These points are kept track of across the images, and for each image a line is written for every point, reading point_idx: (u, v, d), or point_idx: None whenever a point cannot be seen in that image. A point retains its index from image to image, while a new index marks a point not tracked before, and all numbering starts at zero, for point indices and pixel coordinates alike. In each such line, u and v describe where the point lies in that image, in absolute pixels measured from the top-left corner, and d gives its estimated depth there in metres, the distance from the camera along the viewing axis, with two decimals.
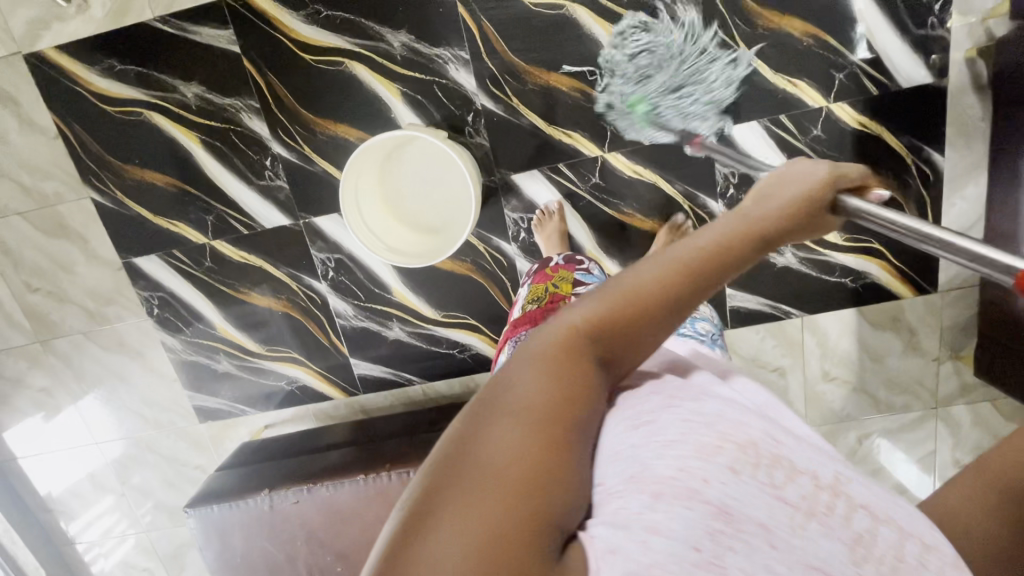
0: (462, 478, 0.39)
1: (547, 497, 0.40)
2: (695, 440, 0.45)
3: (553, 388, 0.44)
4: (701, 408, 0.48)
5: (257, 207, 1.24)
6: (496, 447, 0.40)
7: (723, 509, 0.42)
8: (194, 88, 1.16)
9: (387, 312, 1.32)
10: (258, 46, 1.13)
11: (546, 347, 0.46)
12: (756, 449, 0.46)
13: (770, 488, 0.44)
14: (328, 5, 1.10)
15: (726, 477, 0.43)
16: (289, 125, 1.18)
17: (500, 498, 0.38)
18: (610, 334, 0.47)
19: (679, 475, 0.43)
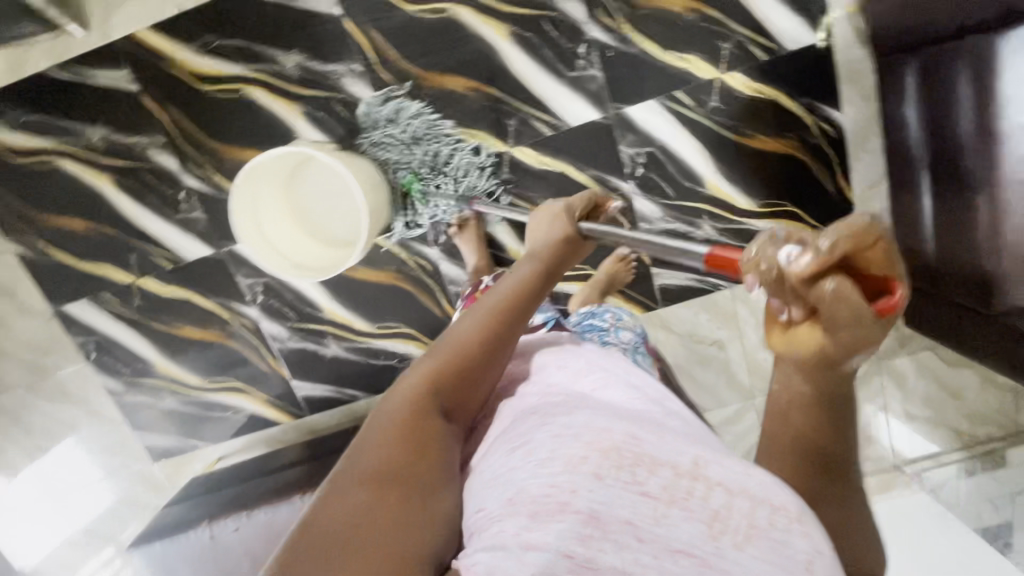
0: (325, 535, 0.48)
1: (403, 528, 0.49)
2: (563, 454, 0.50)
3: (394, 447, 0.54)
4: (568, 423, 0.53)
5: (178, 240, 1.25)
6: (348, 506, 0.50)
7: (591, 513, 0.46)
8: (100, 130, 1.18)
9: (320, 330, 1.33)
10: (155, 82, 1.14)
11: (392, 416, 0.57)
12: (618, 452, 0.49)
13: (635, 486, 0.47)
14: (218, 34, 1.11)
15: (591, 482, 0.47)
16: (197, 156, 1.19)
17: (358, 540, 0.47)
18: (441, 389, 0.60)
19: (549, 492, 0.48)
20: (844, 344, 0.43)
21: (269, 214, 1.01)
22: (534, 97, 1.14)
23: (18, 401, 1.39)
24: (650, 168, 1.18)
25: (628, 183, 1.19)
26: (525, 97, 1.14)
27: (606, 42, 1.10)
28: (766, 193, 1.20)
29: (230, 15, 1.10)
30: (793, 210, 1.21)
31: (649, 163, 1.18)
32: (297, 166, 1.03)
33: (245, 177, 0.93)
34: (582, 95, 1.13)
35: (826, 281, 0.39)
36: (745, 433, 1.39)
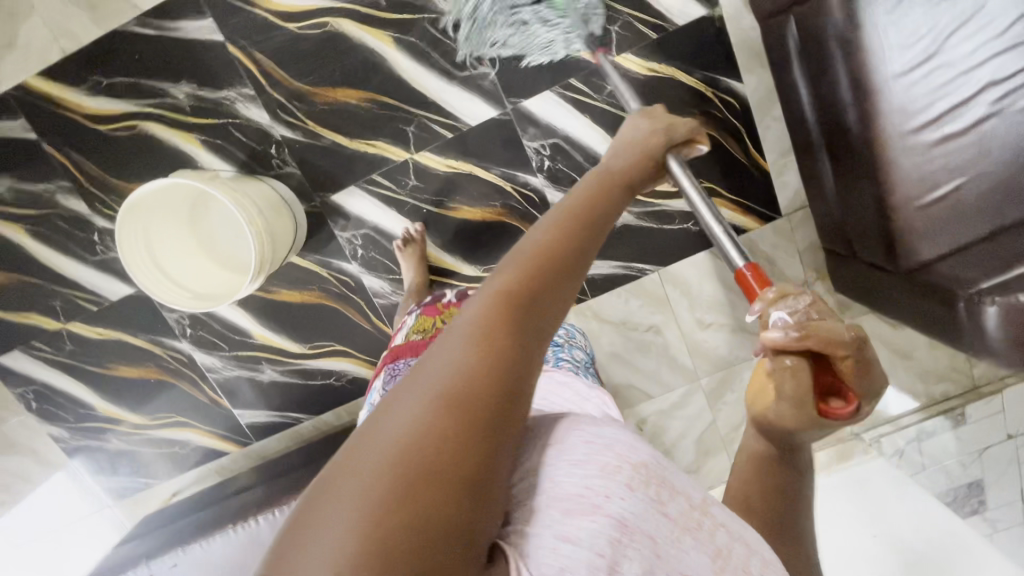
0: (389, 463, 0.32)
1: (483, 495, 0.35)
2: (601, 458, 0.43)
3: (486, 353, 0.38)
4: (601, 431, 0.46)
5: (98, 282, 1.25)
6: (417, 424, 0.34)
7: (622, 520, 0.40)
8: (5, 181, 1.18)
9: (254, 356, 1.32)
10: (50, 128, 1.14)
11: (472, 316, 0.40)
12: (647, 467, 0.44)
13: (659, 505, 0.43)
14: (106, 73, 1.11)
15: (625, 493, 0.41)
16: (104, 196, 1.19)
17: (429, 485, 0.32)
18: (530, 297, 0.43)
19: (583, 493, 0.41)
20: (786, 416, 0.53)
21: (169, 248, 1.02)
22: (429, 101, 1.13)
23: None
24: (556, 158, 1.16)
25: (536, 177, 1.18)
26: (420, 102, 1.13)
27: None
28: None
29: (116, 53, 1.10)
30: (707, 185, 1.19)
31: (555, 154, 1.16)
32: (198, 199, 1.04)
33: (130, 210, 0.91)
34: (477, 94, 1.12)
35: (786, 357, 0.51)
36: (696, 417, 1.36)
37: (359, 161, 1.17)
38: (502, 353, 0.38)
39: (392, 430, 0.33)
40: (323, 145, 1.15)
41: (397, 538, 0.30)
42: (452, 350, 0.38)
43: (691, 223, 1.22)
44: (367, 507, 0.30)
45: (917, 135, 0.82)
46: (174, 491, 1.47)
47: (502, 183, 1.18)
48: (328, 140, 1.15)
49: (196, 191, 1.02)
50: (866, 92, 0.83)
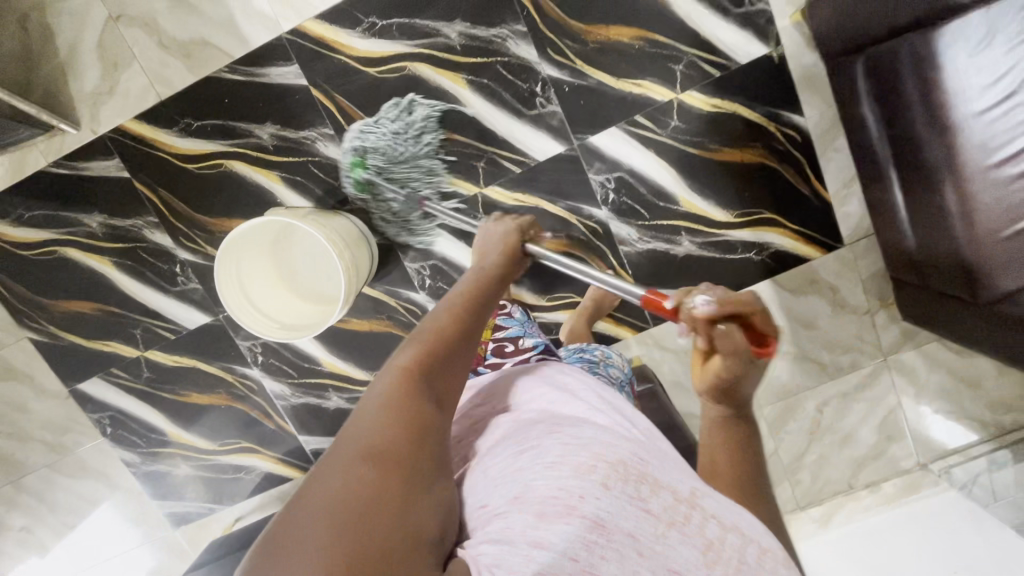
0: (321, 529, 0.38)
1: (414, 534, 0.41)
2: (574, 460, 0.48)
3: (386, 416, 0.46)
4: (577, 432, 0.52)
5: (178, 312, 1.30)
6: (340, 491, 0.40)
7: (597, 519, 0.45)
8: (97, 217, 1.25)
9: (322, 383, 1.35)
10: (144, 167, 1.21)
11: (377, 396, 0.48)
12: (624, 467, 0.49)
13: (639, 501, 0.47)
14: (197, 116, 1.18)
15: (600, 491, 0.46)
16: (188, 230, 1.25)
17: (359, 531, 0.39)
18: (427, 367, 0.51)
19: (557, 494, 0.46)
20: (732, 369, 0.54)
21: (252, 280, 1.05)
22: (499, 137, 1.18)
23: (42, 482, 1.44)
24: (621, 192, 1.20)
25: (601, 210, 1.21)
26: (492, 139, 1.18)
27: (560, 78, 1.14)
28: (741, 203, 1.20)
29: (208, 97, 1.17)
30: (769, 216, 1.21)
31: (620, 188, 1.20)
32: (278, 231, 1.08)
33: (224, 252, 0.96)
34: (545, 131, 1.17)
35: (718, 324, 0.53)
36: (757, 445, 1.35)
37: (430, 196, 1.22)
38: (394, 422, 0.45)
39: (312, 503, 0.40)
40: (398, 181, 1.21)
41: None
42: (355, 431, 0.45)
43: (754, 252, 1.23)
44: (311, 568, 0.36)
45: (999, 170, 0.83)
46: (236, 518, 1.48)
47: (568, 216, 1.22)
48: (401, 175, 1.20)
49: (280, 226, 1.06)
50: (946, 128, 0.84)
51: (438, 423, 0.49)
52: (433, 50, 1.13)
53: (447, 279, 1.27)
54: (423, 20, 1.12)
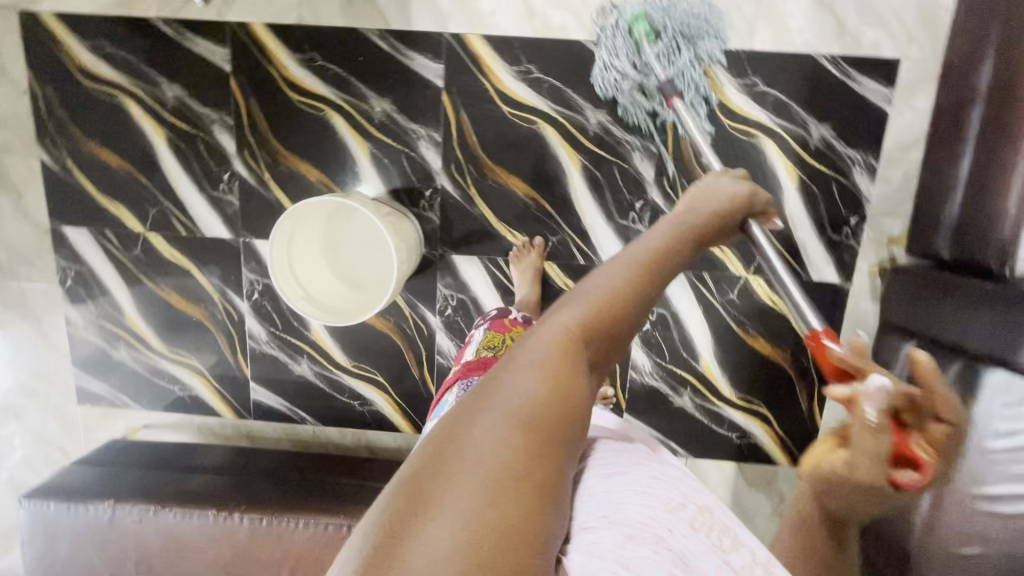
0: (453, 462, 0.46)
1: (538, 495, 0.46)
2: (665, 500, 0.59)
3: (547, 388, 0.50)
4: (663, 470, 0.64)
5: (203, 214, 1.26)
6: (486, 451, 0.46)
7: (681, 555, 0.53)
8: (176, 90, 1.19)
9: (300, 347, 1.33)
10: (247, 71, 1.17)
11: (544, 353, 0.52)
12: (709, 514, 0.60)
13: (721, 551, 0.57)
14: (324, 56, 1.16)
15: (687, 530, 0.56)
16: (257, 149, 1.21)
17: (504, 499, 0.44)
18: (593, 336, 0.54)
19: (646, 521, 0.55)
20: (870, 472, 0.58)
21: (301, 261, 1.07)
22: (580, 225, 1.21)
23: None
24: (656, 327, 1.25)
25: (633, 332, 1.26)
26: (573, 223, 1.21)
27: (661, 207, 1.18)
28: (748, 390, 1.27)
29: (344, 45, 1.15)
30: (764, 411, 1.28)
31: (657, 323, 1.26)
32: (335, 209, 1.07)
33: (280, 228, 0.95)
34: (622, 242, 1.21)
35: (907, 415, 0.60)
36: None
37: (493, 240, 1.23)
38: (542, 387, 0.50)
39: (454, 434, 0.47)
40: (472, 213, 1.22)
41: (471, 513, 0.43)
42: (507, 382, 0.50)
43: (736, 434, 1.31)
44: (440, 488, 0.44)
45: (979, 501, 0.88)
46: (147, 425, 1.42)
47: None
48: (478, 210, 1.21)
49: (336, 206, 1.06)
50: None
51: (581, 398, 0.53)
52: (567, 122, 1.15)
53: (466, 319, 1.28)
54: (572, 92, 1.14)
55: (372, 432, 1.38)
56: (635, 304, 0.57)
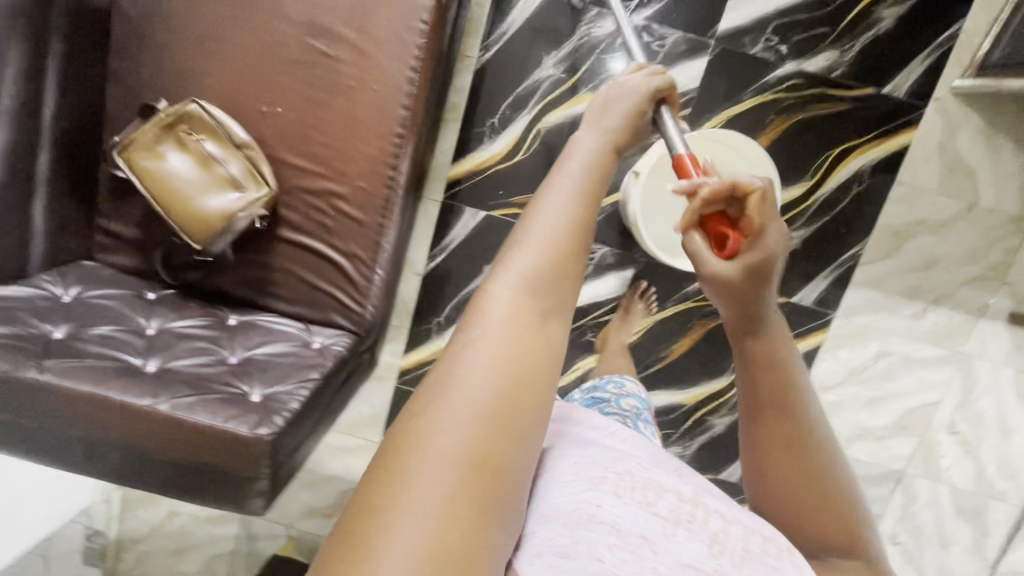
0: (356, 524, 0.29)
1: (484, 486, 0.31)
2: (580, 471, 0.42)
3: (492, 375, 0.33)
4: (580, 446, 0.45)
5: (753, 4, 1.08)
6: (423, 494, 0.29)
7: (618, 526, 0.38)
8: (886, 23, 1.08)
9: (571, 72, 1.13)
10: (871, 111, 1.11)
11: (495, 327, 0.35)
12: (630, 474, 0.42)
13: (641, 500, 0.40)
14: (859, 197, 1.14)
15: (613, 499, 0.39)
16: (797, 94, 1.11)
17: (447, 529, 0.29)
18: (546, 281, 0.37)
19: (578, 502, 0.39)
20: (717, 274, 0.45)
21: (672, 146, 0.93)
22: None
23: None
24: None
25: None
26: None
27: None
28: None
29: (861, 220, 1.15)
30: None
31: None
32: None
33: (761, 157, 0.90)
34: None
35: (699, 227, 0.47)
36: None
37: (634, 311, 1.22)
38: (453, 377, 0.33)
39: (423, 469, 0.30)
40: (666, 298, 1.20)
41: None
42: (481, 360, 0.34)
43: None
44: (427, 537, 0.28)
45: None
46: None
47: None
48: (668, 303, 1.21)
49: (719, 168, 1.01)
50: None
51: (542, 349, 0.36)
52: (722, 397, 1.25)
53: None
54: None
55: (454, 129, 1.17)
56: (567, 250, 0.38)
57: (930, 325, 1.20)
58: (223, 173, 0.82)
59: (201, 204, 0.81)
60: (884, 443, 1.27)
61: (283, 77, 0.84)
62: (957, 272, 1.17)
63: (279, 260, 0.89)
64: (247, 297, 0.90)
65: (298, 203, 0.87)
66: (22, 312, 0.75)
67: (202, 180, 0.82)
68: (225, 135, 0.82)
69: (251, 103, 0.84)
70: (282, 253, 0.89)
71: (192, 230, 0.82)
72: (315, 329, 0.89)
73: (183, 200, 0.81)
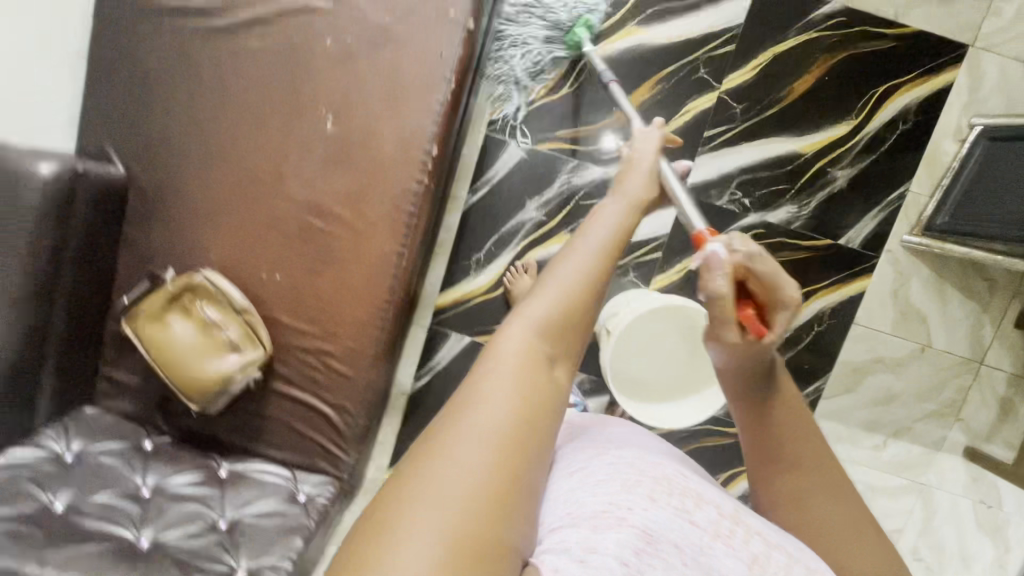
0: (392, 504, 0.38)
1: (509, 490, 0.39)
2: (618, 479, 0.47)
3: (515, 408, 0.42)
4: (621, 455, 0.51)
5: (717, 163, 1.19)
6: (461, 492, 0.38)
7: (646, 531, 0.42)
8: (839, 182, 1.18)
9: (552, 215, 1.22)
10: (828, 258, 1.20)
11: (519, 365, 0.44)
12: (667, 482, 0.48)
13: (684, 512, 0.45)
14: (821, 335, 1.22)
15: (646, 503, 0.44)
16: (760, 241, 1.20)
17: (471, 520, 0.37)
18: (559, 334, 0.47)
19: (605, 506, 0.44)
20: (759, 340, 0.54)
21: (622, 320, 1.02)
22: None
23: None
24: None
25: None
26: None
27: None
28: None
29: (823, 357, 1.23)
30: None
31: None
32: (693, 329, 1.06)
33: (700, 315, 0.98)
34: None
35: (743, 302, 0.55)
36: None
37: None
38: (480, 403, 0.42)
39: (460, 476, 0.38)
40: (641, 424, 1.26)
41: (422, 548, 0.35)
42: (496, 396, 0.42)
43: None
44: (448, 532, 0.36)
45: None
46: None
47: None
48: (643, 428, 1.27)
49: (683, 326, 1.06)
50: None
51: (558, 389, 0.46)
52: None
53: None
54: None
55: (443, 261, 1.25)
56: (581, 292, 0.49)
57: (889, 455, 1.28)
58: (221, 337, 0.90)
59: (199, 368, 0.89)
60: None
61: (281, 250, 0.91)
62: (914, 407, 1.25)
63: (270, 411, 0.95)
64: (238, 443, 0.96)
65: (291, 360, 0.94)
66: (26, 482, 0.82)
67: (202, 344, 0.90)
68: (225, 300, 0.89)
69: (251, 272, 0.91)
70: (274, 405, 0.95)
71: (188, 391, 0.90)
72: (302, 477, 0.95)
73: (184, 364, 0.89)
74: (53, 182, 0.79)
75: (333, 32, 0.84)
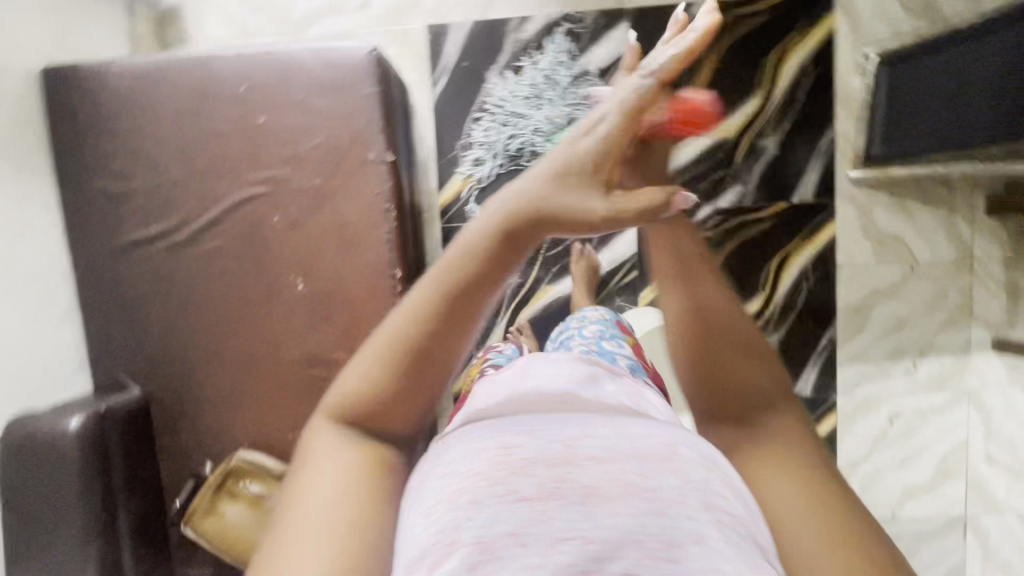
0: None
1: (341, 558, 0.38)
2: (447, 492, 0.37)
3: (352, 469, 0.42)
4: (449, 455, 0.40)
5: None
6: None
7: (481, 540, 0.33)
8: (771, 148, 1.23)
9: (527, 275, 1.27)
10: (791, 218, 1.25)
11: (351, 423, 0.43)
12: (484, 469, 0.37)
13: (507, 494, 0.36)
14: (813, 289, 1.25)
15: (472, 508, 0.35)
16: (722, 226, 1.25)
17: None
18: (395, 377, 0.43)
19: (438, 535, 0.34)
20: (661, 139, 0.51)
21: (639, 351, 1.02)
22: None
23: None
24: None
25: None
26: None
27: None
28: None
29: (824, 308, 1.25)
30: None
31: None
32: None
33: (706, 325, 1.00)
34: None
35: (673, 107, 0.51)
36: None
37: None
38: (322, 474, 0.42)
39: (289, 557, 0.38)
40: None
41: None
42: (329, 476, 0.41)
43: None
44: None
45: None
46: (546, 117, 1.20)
47: None
48: None
49: None
50: None
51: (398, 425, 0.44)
52: None
53: None
54: None
55: None
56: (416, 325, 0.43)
57: (926, 374, 1.28)
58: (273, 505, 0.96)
59: None
60: (935, 492, 1.31)
61: (297, 408, 0.97)
62: (929, 322, 1.27)
63: None
64: None
65: None
66: None
67: (259, 518, 0.96)
68: (264, 473, 0.96)
69: (278, 437, 0.98)
70: None
71: None
72: None
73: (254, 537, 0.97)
74: (84, 432, 0.86)
75: (276, 206, 0.94)
